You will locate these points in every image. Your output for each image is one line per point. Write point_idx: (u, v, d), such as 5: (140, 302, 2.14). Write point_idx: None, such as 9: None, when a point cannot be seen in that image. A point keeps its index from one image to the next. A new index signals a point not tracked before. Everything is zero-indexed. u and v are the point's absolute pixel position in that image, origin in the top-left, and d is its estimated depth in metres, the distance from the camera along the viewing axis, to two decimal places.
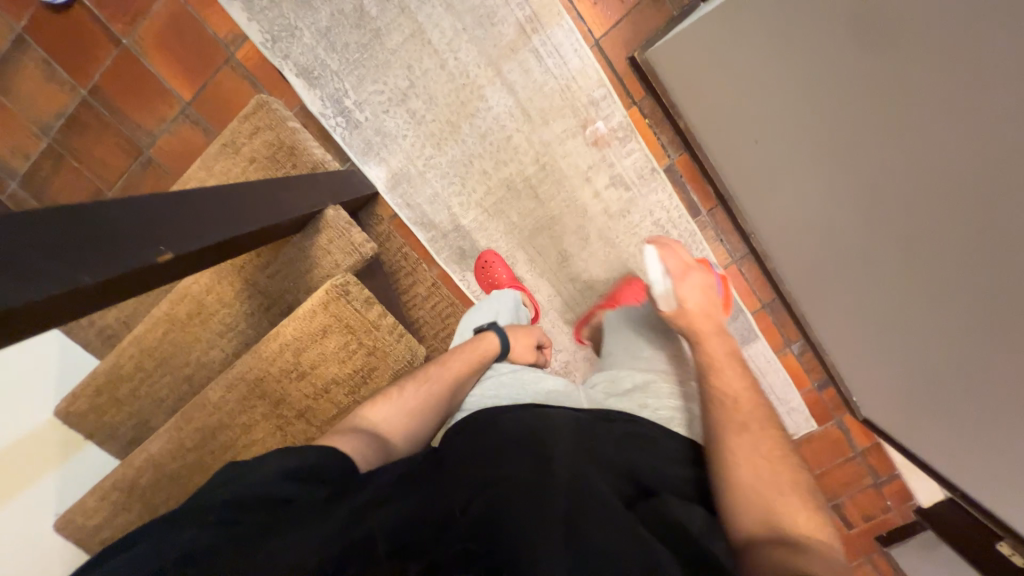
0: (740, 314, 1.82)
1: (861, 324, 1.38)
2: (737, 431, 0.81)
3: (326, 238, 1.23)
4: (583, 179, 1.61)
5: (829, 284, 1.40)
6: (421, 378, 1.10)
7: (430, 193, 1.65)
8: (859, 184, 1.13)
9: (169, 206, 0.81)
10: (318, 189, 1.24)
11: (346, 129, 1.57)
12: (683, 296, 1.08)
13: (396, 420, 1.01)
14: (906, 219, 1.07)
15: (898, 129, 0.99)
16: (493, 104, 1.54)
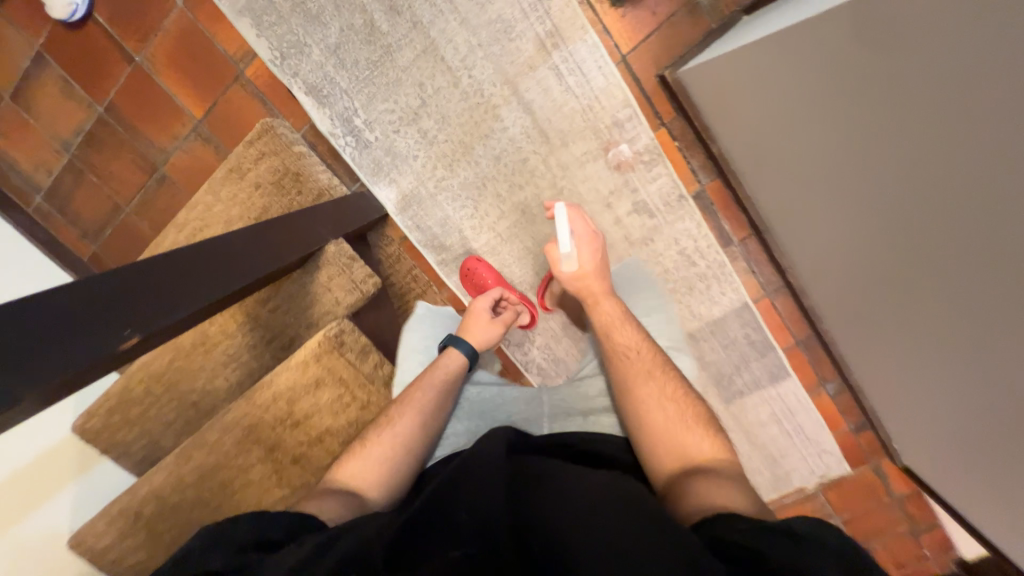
0: (772, 349, 1.67)
1: (882, 353, 1.25)
2: (646, 381, 1.14)
3: (329, 274, 1.21)
4: (603, 205, 1.51)
5: (843, 309, 1.31)
6: (405, 415, 1.15)
7: (440, 216, 1.56)
8: (867, 199, 1.04)
9: (177, 264, 0.81)
10: (321, 222, 1.22)
11: (355, 149, 1.50)
12: (584, 262, 1.37)
13: (374, 468, 1.06)
14: (918, 237, 0.98)
15: (906, 142, 0.91)
16: (509, 125, 1.45)
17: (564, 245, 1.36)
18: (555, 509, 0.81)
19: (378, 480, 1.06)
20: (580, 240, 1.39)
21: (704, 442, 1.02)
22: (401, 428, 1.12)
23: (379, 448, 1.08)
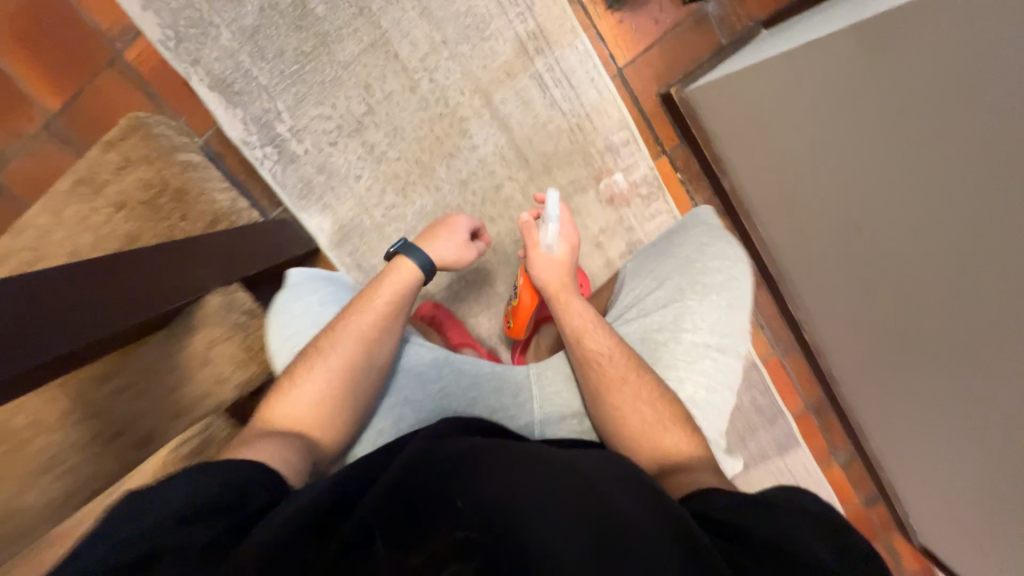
0: (781, 416, 1.42)
1: (881, 401, 1.14)
2: (620, 387, 0.83)
3: (215, 334, 0.88)
4: (592, 245, 1.21)
5: (858, 350, 1.13)
6: (348, 345, 0.80)
7: (388, 253, 1.21)
8: (827, 242, 0.99)
9: (26, 294, 0.56)
10: (210, 258, 0.86)
11: (278, 164, 1.14)
12: (555, 261, 0.97)
13: (317, 393, 0.77)
14: (879, 281, 0.90)
15: (841, 186, 0.87)
16: (479, 143, 1.16)
17: (548, 232, 0.96)
18: (556, 476, 0.64)
19: (326, 421, 0.77)
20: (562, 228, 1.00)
21: (682, 441, 0.79)
22: (331, 364, 0.78)
23: (322, 374, 0.78)
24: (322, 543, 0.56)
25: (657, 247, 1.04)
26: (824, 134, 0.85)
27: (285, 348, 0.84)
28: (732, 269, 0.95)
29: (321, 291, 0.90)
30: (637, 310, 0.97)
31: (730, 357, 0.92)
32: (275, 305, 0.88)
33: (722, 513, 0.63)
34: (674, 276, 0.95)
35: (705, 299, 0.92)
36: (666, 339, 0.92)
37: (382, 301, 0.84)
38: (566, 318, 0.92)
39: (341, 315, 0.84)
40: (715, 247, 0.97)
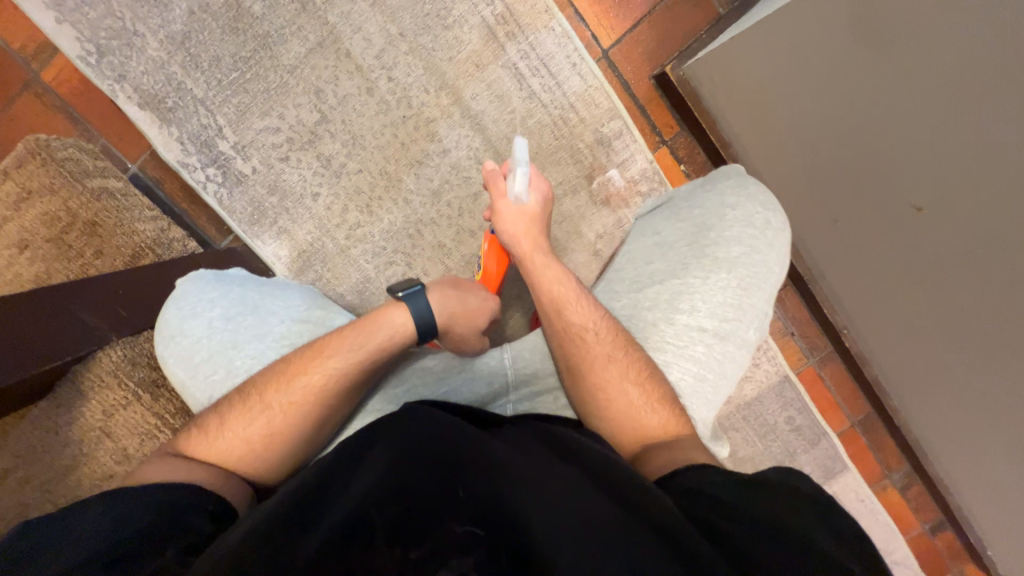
0: (824, 436, 1.20)
1: (927, 391, 0.99)
2: (606, 365, 0.69)
3: (108, 403, 0.76)
4: (590, 253, 1.05)
5: (892, 334, 0.99)
6: (301, 399, 0.64)
7: (356, 280, 1.03)
8: (864, 229, 0.89)
9: None
10: (114, 299, 0.73)
11: (223, 187, 0.99)
12: (526, 212, 0.82)
13: (234, 458, 0.62)
14: (934, 266, 0.80)
15: (889, 160, 0.78)
16: (451, 146, 1.02)
17: (517, 180, 0.80)
18: (550, 475, 0.55)
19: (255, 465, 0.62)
20: (532, 180, 0.84)
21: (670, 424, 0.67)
22: (251, 431, 0.62)
23: (262, 427, 0.62)
24: (289, 548, 0.47)
25: (662, 207, 0.87)
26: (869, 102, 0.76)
27: (203, 381, 0.69)
28: (758, 246, 0.76)
29: (224, 303, 0.72)
30: (632, 280, 0.80)
31: (730, 347, 0.75)
32: (169, 330, 0.71)
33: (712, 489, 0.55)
34: (679, 246, 0.79)
35: (710, 280, 0.75)
36: (656, 320, 0.75)
37: (347, 347, 0.66)
38: (537, 284, 0.77)
39: (304, 354, 0.66)
40: (739, 214, 0.78)
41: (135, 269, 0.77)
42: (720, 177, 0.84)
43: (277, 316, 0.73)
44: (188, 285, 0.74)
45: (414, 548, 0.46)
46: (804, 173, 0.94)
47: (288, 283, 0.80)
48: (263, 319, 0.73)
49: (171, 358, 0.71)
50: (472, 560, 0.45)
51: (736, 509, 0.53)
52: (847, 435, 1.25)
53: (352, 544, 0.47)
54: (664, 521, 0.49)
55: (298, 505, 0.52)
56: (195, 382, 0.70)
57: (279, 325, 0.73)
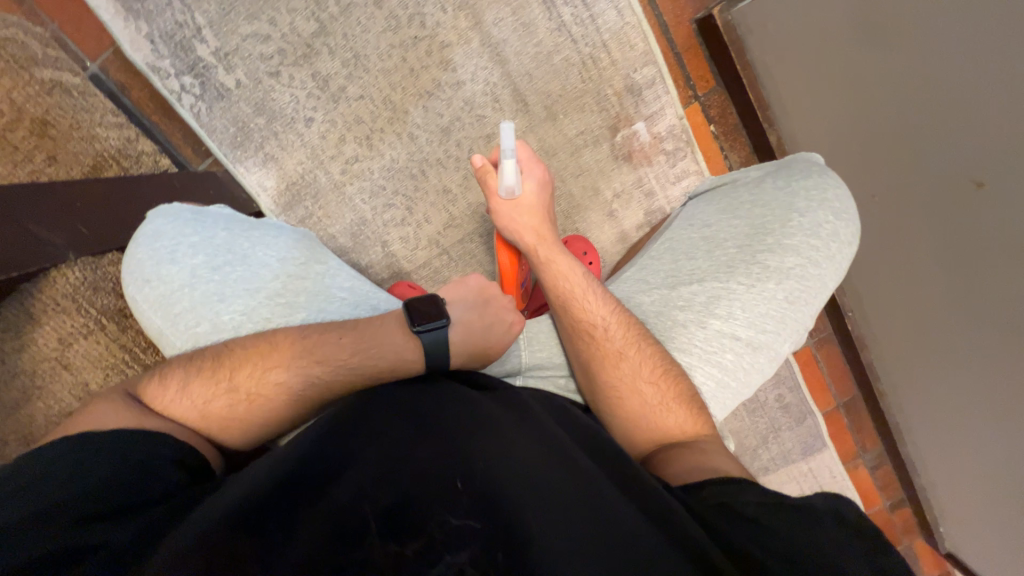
0: (810, 415, 1.20)
1: (925, 388, 0.97)
2: (619, 362, 0.65)
3: (65, 330, 0.69)
4: (605, 214, 0.98)
5: (900, 330, 0.96)
6: (288, 362, 0.56)
7: (350, 221, 0.94)
8: (903, 222, 0.83)
9: None
10: (79, 208, 0.63)
11: (201, 100, 0.87)
12: (524, 205, 0.78)
13: (202, 413, 0.53)
14: (978, 252, 0.73)
15: (941, 136, 0.71)
16: (465, 78, 0.91)
17: (508, 173, 0.73)
18: (569, 466, 0.47)
19: (225, 426, 0.54)
20: (525, 166, 0.78)
21: (685, 421, 0.63)
22: (222, 387, 0.54)
23: (233, 387, 0.54)
24: (298, 517, 0.39)
25: (724, 190, 0.83)
26: (926, 72, 0.71)
27: (185, 333, 0.61)
28: (818, 260, 0.71)
29: (209, 250, 0.65)
30: (667, 273, 0.77)
31: (761, 358, 0.71)
32: (142, 274, 0.62)
33: (749, 503, 0.49)
34: (728, 245, 0.75)
35: (754, 288, 0.71)
36: (687, 321, 0.72)
37: (346, 358, 0.57)
38: (548, 280, 0.75)
39: (296, 342, 0.57)
40: (804, 222, 0.72)
41: (89, 181, 0.66)
42: (796, 171, 0.77)
43: (270, 268, 0.67)
44: (159, 224, 0.65)
45: (409, 544, 0.36)
46: (851, 160, 0.87)
47: (279, 227, 0.74)
48: (254, 270, 0.66)
49: (144, 305, 0.62)
50: (468, 558, 0.36)
51: (775, 539, 0.45)
52: (832, 416, 1.25)
53: (343, 536, 0.37)
54: (702, 546, 0.41)
55: (281, 485, 0.42)
56: (175, 332, 0.61)
57: (272, 279, 0.66)
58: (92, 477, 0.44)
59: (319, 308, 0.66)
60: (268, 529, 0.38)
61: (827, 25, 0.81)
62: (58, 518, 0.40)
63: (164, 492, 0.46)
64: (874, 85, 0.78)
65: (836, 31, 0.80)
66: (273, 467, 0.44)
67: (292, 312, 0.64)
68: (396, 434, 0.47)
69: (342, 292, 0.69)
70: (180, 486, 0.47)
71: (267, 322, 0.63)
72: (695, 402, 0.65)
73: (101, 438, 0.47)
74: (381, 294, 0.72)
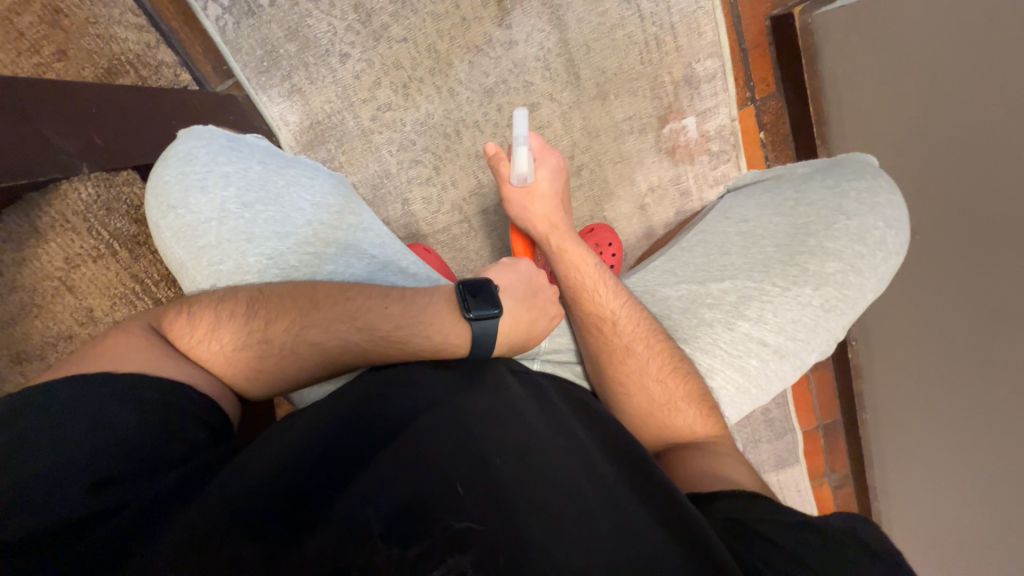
0: (791, 432, 1.19)
1: (915, 425, 0.97)
2: (629, 351, 0.64)
3: (73, 251, 0.65)
4: (636, 206, 0.94)
5: (903, 365, 0.96)
6: (320, 315, 0.53)
7: (372, 172, 0.88)
8: (943, 260, 0.80)
9: None
10: (107, 121, 0.59)
11: (231, 14, 0.79)
12: (537, 192, 0.74)
13: (227, 361, 0.51)
14: (1011, 306, 0.70)
15: (1005, 180, 0.67)
16: (519, 38, 0.85)
17: (520, 158, 0.71)
18: (589, 470, 0.45)
19: (246, 377, 0.52)
20: (537, 155, 0.75)
21: (696, 422, 0.62)
22: (252, 334, 0.51)
23: (258, 327, 0.52)
24: (324, 499, 0.38)
25: (767, 183, 0.81)
26: (994, 99, 0.66)
27: (207, 267, 0.58)
28: (860, 267, 0.69)
29: (241, 184, 0.61)
30: (697, 267, 0.75)
31: (785, 367, 0.70)
32: (169, 200, 0.59)
33: (759, 523, 0.46)
34: (766, 243, 0.74)
35: (788, 292, 0.70)
36: (713, 321, 0.71)
37: (389, 330, 0.54)
38: (562, 266, 0.72)
39: (339, 302, 0.54)
40: (852, 224, 0.70)
41: (111, 86, 0.62)
42: (849, 174, 0.74)
43: (302, 213, 0.63)
44: (192, 146, 0.61)
45: (410, 546, 0.32)
46: (906, 174, 0.83)
47: (317, 168, 0.69)
48: (285, 212, 0.62)
49: (168, 233, 0.58)
50: (472, 562, 0.32)
51: (786, 559, 0.42)
52: (810, 434, 1.26)
53: (344, 553, 0.32)
54: (719, 558, 0.38)
55: (301, 459, 0.41)
56: (197, 266, 0.58)
57: (304, 225, 0.62)
58: (118, 427, 0.41)
59: (348, 264, 0.63)
60: (282, 518, 0.36)
61: (904, 40, 0.78)
62: (81, 476, 0.38)
63: (188, 452, 0.44)
64: (942, 110, 0.74)
65: (915, 46, 0.76)
66: (297, 443, 0.43)
67: (320, 264, 0.61)
68: (419, 416, 0.45)
69: (373, 250, 0.66)
70: (201, 447, 0.45)
71: (293, 271, 0.60)
72: (709, 406, 0.63)
73: (126, 382, 0.44)
74: (412, 258, 0.69)
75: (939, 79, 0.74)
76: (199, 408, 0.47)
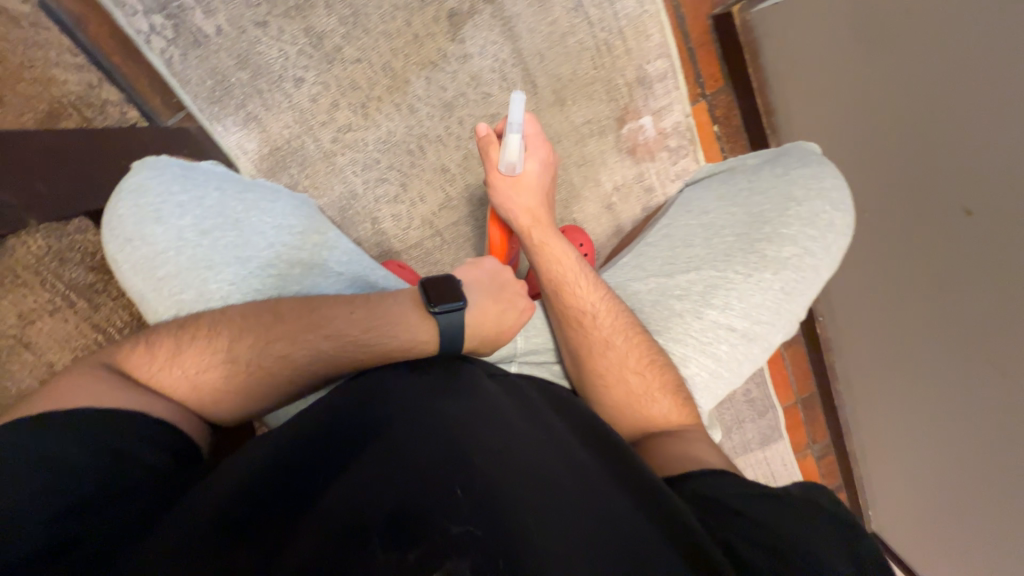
0: (772, 408, 1.23)
1: (882, 386, 1.03)
2: (606, 347, 0.65)
3: (27, 305, 0.68)
4: (603, 206, 0.96)
5: (867, 332, 1.02)
6: (286, 332, 0.52)
7: (339, 195, 0.87)
8: (892, 230, 0.85)
9: None
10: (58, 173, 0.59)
11: (176, 46, 0.77)
12: (524, 182, 0.73)
13: (191, 384, 0.49)
14: (955, 271, 0.75)
15: (944, 156, 0.72)
16: (473, 52, 0.86)
17: (511, 144, 0.69)
18: (568, 461, 0.46)
19: (212, 403, 0.50)
20: (530, 144, 0.74)
21: (671, 411, 0.63)
22: (213, 354, 0.50)
23: (222, 351, 0.50)
24: (299, 513, 0.36)
25: (722, 176, 0.85)
26: (925, 78, 0.71)
27: (169, 299, 0.57)
28: (814, 250, 0.73)
29: (198, 211, 0.60)
30: (663, 260, 0.77)
31: (754, 349, 0.73)
32: (123, 232, 0.57)
33: (731, 498, 0.49)
34: (726, 233, 0.77)
35: (751, 277, 0.73)
36: (683, 311, 0.73)
37: (356, 334, 0.54)
38: (540, 258, 0.72)
39: (305, 313, 0.54)
40: (801, 211, 0.74)
41: (61, 132, 0.61)
42: (793, 162, 0.78)
43: (264, 236, 0.62)
44: (144, 177, 0.60)
45: (411, 548, 0.32)
46: (851, 154, 0.88)
47: (277, 189, 0.69)
48: (247, 237, 0.61)
49: (126, 266, 0.57)
50: (470, 566, 0.32)
51: (758, 528, 0.45)
52: (790, 410, 1.30)
53: (336, 554, 0.32)
54: (695, 531, 0.41)
55: (278, 476, 0.40)
56: (158, 297, 0.57)
57: (267, 248, 0.62)
58: (67, 459, 0.39)
59: (315, 283, 0.62)
60: (253, 538, 0.34)
61: (839, 29, 0.82)
62: (35, 509, 0.35)
63: (147, 476, 0.41)
64: (878, 93, 0.79)
65: (849, 34, 0.81)
66: (266, 464, 0.41)
67: (287, 286, 0.61)
68: (403, 423, 0.45)
69: (341, 267, 0.65)
70: (162, 469, 0.43)
71: (258, 295, 0.59)
72: (682, 393, 0.65)
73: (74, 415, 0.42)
74: (381, 271, 0.69)
75: (874, 63, 0.78)
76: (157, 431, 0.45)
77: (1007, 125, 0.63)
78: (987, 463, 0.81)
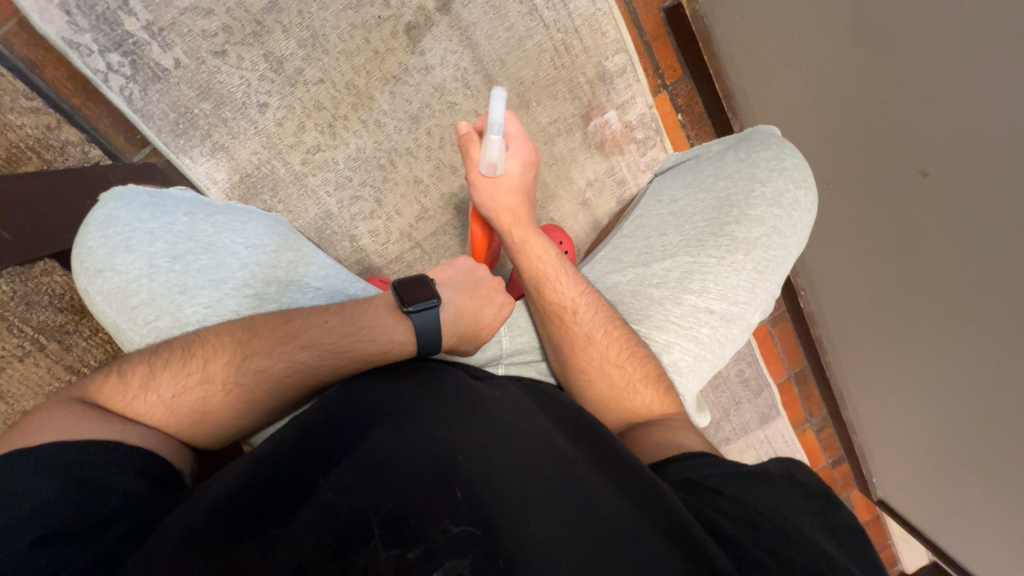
0: (767, 386, 1.24)
1: (868, 353, 1.04)
2: (588, 342, 0.65)
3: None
4: (578, 201, 0.98)
5: (847, 300, 1.03)
6: (264, 350, 0.52)
7: (314, 216, 0.87)
8: (856, 199, 0.87)
9: None
10: (42, 214, 0.61)
11: (134, 82, 0.77)
12: (506, 183, 0.69)
13: (164, 411, 0.48)
14: (920, 234, 0.78)
15: (897, 127, 0.74)
16: (434, 62, 0.87)
17: (491, 146, 0.65)
18: (551, 451, 0.46)
19: (189, 431, 0.49)
20: (510, 143, 0.69)
21: (657, 398, 0.64)
22: (188, 379, 0.49)
23: (196, 376, 0.49)
24: (285, 526, 0.36)
25: (690, 163, 0.87)
26: (873, 52, 0.74)
27: (145, 327, 0.56)
28: (782, 228, 0.75)
29: (169, 237, 0.59)
30: (640, 251, 0.79)
31: (734, 330, 0.75)
32: (93, 263, 0.56)
33: (715, 478, 0.50)
34: (697, 219, 0.78)
35: (725, 259, 0.74)
36: (662, 298, 0.74)
37: (333, 342, 0.54)
38: (520, 258, 0.70)
39: (278, 327, 0.54)
40: (767, 191, 0.76)
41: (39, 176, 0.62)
42: (757, 144, 0.80)
43: (238, 256, 0.62)
44: (111, 208, 0.59)
45: (410, 546, 0.33)
46: (810, 133, 0.91)
47: (248, 210, 0.68)
48: (219, 258, 0.61)
49: (98, 297, 0.56)
50: (470, 563, 0.33)
51: (735, 506, 0.46)
52: (785, 387, 1.31)
53: (343, 552, 0.33)
54: (677, 511, 0.41)
55: (266, 492, 0.40)
56: (133, 326, 0.56)
57: (241, 269, 0.61)
58: (43, 493, 0.39)
59: (293, 299, 0.62)
60: (253, 533, 0.36)
61: (787, 12, 0.86)
62: (11, 544, 0.35)
63: (124, 506, 0.41)
64: (829, 69, 0.82)
65: (797, 16, 0.84)
66: (249, 480, 0.41)
67: (264, 305, 0.60)
68: (389, 430, 0.45)
69: (318, 281, 0.65)
70: (143, 498, 0.42)
71: (236, 315, 0.58)
72: (666, 378, 0.66)
73: (45, 452, 0.41)
74: (359, 283, 0.69)
75: (823, 41, 0.81)
76: (138, 459, 0.44)
77: (954, 89, 0.65)
78: (979, 416, 0.82)
